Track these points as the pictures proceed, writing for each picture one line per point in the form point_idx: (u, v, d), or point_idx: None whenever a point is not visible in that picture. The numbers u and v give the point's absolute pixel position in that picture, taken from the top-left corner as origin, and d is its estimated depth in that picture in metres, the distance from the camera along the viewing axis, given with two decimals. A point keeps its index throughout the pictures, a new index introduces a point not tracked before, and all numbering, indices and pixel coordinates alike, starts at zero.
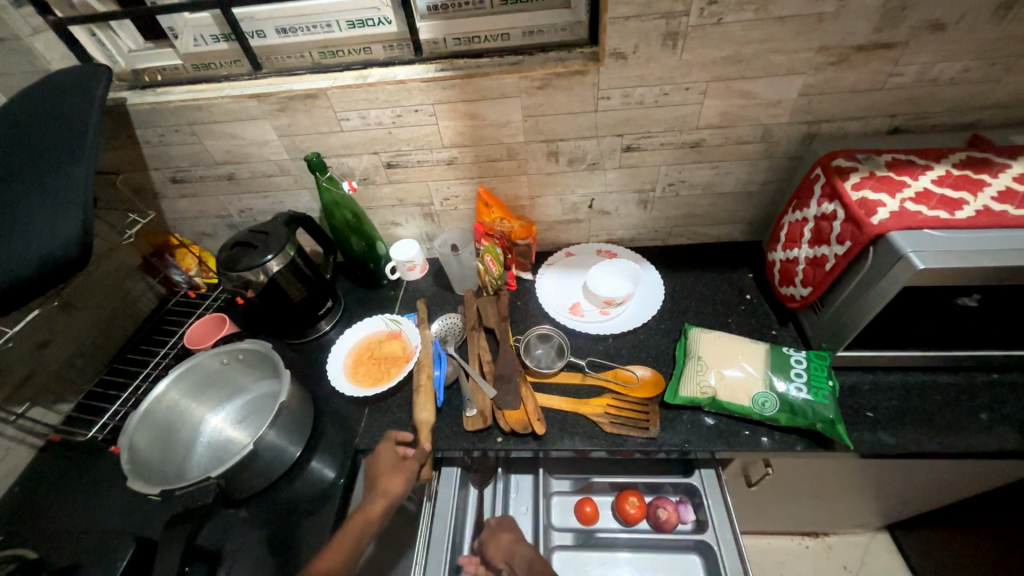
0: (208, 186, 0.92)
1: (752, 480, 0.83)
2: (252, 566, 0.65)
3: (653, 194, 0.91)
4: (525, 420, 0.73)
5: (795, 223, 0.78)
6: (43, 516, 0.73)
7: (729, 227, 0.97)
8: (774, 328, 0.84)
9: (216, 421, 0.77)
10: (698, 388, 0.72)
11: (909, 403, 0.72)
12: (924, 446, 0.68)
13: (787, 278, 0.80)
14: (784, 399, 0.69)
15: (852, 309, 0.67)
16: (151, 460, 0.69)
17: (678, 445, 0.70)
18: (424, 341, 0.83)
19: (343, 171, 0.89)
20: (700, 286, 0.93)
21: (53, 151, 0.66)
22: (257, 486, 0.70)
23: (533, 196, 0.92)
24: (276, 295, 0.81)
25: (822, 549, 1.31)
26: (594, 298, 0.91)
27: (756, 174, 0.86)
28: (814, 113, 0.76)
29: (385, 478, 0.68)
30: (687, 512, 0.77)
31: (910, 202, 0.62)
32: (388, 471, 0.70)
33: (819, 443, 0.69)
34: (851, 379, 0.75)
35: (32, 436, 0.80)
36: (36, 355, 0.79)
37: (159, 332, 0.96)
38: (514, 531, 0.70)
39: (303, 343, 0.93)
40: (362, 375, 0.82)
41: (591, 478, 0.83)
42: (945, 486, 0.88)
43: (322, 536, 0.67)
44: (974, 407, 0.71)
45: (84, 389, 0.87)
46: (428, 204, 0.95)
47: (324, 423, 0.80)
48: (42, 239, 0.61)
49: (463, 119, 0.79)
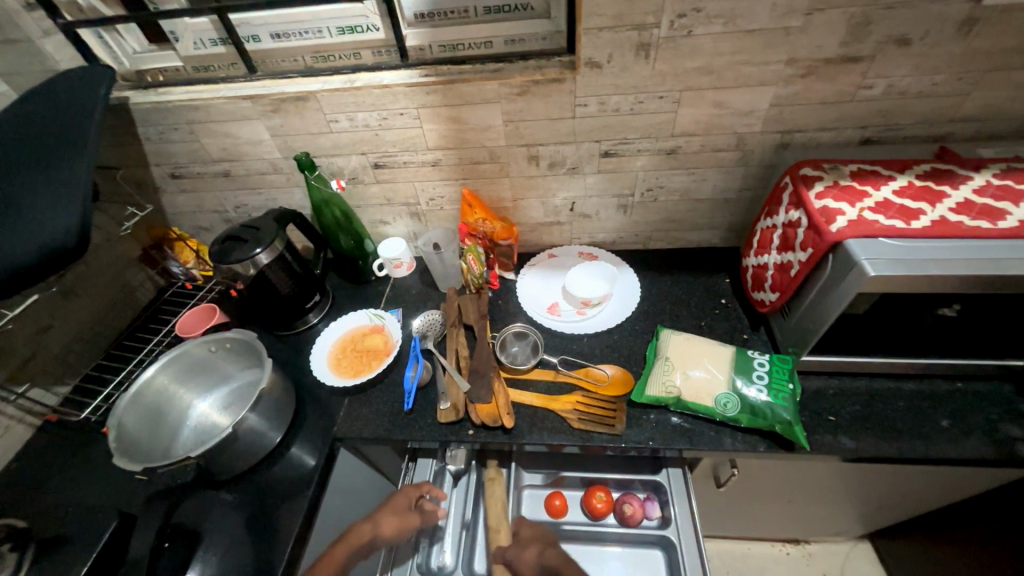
0: (206, 182, 0.97)
1: (722, 482, 0.83)
2: (230, 546, 0.68)
3: (632, 199, 0.93)
4: (496, 414, 0.76)
5: (766, 229, 0.79)
6: (34, 491, 0.76)
7: (708, 233, 0.99)
8: (745, 332, 0.86)
9: (202, 407, 0.81)
10: (664, 388, 0.74)
11: (870, 408, 0.73)
12: (884, 451, 0.69)
13: (758, 282, 0.81)
14: (746, 400, 0.71)
15: (815, 312, 0.69)
16: (139, 439, 0.72)
17: (644, 442, 0.72)
18: (495, 498, 0.77)
19: (333, 170, 0.92)
20: (676, 290, 0.95)
21: (57, 144, 0.70)
22: (237, 468, 0.74)
23: (516, 198, 0.95)
24: (266, 288, 0.85)
25: (802, 556, 1.32)
26: (572, 299, 0.94)
27: (732, 181, 0.88)
28: (786, 123, 0.78)
29: (389, 518, 0.70)
30: (653, 508, 0.79)
31: (869, 211, 0.64)
32: (375, 515, 0.71)
33: (780, 445, 0.70)
34: (816, 384, 0.77)
35: (30, 416, 0.83)
36: (37, 338, 0.83)
37: (155, 321, 1.01)
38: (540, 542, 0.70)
39: (291, 334, 0.96)
40: (344, 366, 0.85)
41: (561, 472, 0.84)
42: (916, 492, 0.89)
43: (297, 521, 0.70)
44: (936, 414, 0.72)
45: (80, 372, 0.91)
46: (414, 204, 0.98)
47: (307, 411, 0.83)
48: (42, 227, 0.65)
49: (447, 123, 0.83)
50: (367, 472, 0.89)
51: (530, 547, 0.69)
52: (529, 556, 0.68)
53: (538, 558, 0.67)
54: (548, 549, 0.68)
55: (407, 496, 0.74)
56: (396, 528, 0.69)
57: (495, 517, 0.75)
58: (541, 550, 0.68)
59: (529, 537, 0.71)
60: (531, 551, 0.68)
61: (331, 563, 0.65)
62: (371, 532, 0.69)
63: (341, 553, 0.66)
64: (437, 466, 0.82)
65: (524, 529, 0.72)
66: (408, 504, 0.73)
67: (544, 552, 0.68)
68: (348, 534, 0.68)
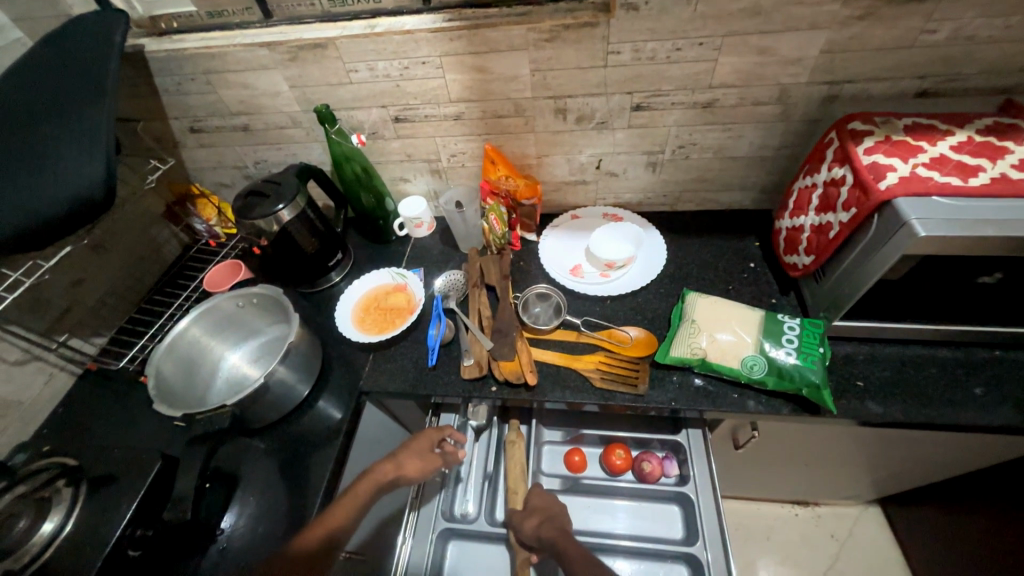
0: (225, 136, 0.95)
1: (740, 443, 0.85)
2: (266, 489, 0.72)
3: (662, 156, 0.89)
4: (519, 371, 0.76)
5: (805, 189, 0.76)
6: (79, 434, 0.80)
7: (739, 194, 0.95)
8: (774, 297, 0.84)
9: (232, 358, 0.83)
10: (689, 349, 0.73)
11: (902, 374, 0.72)
12: (912, 417, 0.68)
13: (792, 245, 0.79)
14: (773, 362, 0.69)
15: (852, 276, 0.66)
16: (175, 386, 0.74)
17: (666, 402, 0.73)
18: (515, 459, 0.79)
19: (353, 124, 0.90)
20: (704, 253, 0.93)
21: (76, 93, 0.69)
22: (269, 418, 0.77)
23: (540, 155, 0.91)
24: (289, 245, 0.85)
25: (810, 517, 1.34)
26: (596, 261, 0.92)
27: (771, 138, 0.84)
28: (836, 72, 0.73)
29: (412, 460, 0.73)
30: (671, 467, 0.80)
31: (923, 167, 0.60)
32: (399, 455, 0.73)
33: (805, 408, 0.69)
34: (846, 349, 0.75)
35: (71, 364, 0.86)
36: (72, 290, 0.85)
37: (182, 277, 1.02)
38: (542, 514, 0.71)
39: (314, 292, 0.97)
40: (368, 324, 0.86)
41: (581, 430, 0.86)
42: (938, 460, 0.88)
43: (326, 468, 0.73)
44: (971, 381, 0.70)
45: (115, 325, 0.94)
46: (435, 160, 0.96)
47: (333, 365, 0.85)
48: (70, 179, 0.65)
49: (471, 73, 0.79)
50: (391, 425, 0.92)
51: (533, 518, 0.70)
52: (529, 528, 0.69)
53: (539, 529, 0.69)
54: (547, 523, 0.69)
55: (429, 438, 0.76)
56: (419, 470, 0.73)
57: (514, 476, 0.78)
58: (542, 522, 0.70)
59: (537, 506, 0.72)
60: (532, 521, 0.70)
61: (359, 497, 0.67)
62: (394, 471, 0.71)
63: (366, 488, 0.69)
64: (460, 417, 0.85)
65: (535, 499, 0.74)
66: (430, 446, 0.76)
67: (544, 526, 0.69)
68: (370, 473, 0.71)
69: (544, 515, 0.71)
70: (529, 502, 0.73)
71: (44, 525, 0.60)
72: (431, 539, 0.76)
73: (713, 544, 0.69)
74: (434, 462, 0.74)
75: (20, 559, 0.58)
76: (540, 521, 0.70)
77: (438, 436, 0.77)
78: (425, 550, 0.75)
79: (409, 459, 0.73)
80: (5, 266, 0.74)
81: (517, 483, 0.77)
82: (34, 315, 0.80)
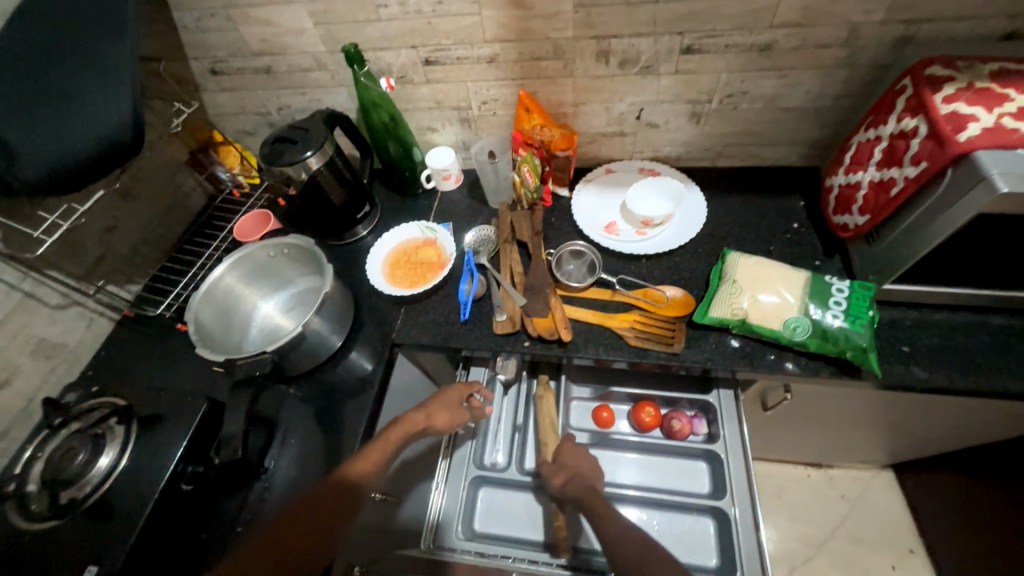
0: (247, 79, 0.91)
1: (769, 405, 0.84)
2: (305, 434, 0.75)
3: (707, 106, 0.84)
4: (553, 327, 0.76)
5: (865, 142, 0.71)
6: (122, 377, 0.83)
7: (787, 149, 0.90)
8: (818, 259, 0.80)
9: (266, 308, 0.84)
10: (729, 310, 0.71)
11: (949, 340, 0.70)
12: (958, 384, 0.66)
13: (844, 204, 0.74)
14: (818, 325, 0.67)
15: (912, 236, 0.63)
16: (214, 332, 0.75)
17: (701, 362, 0.72)
18: (546, 411, 0.80)
19: (381, 66, 0.85)
20: (745, 211, 0.89)
21: (94, 25, 0.65)
22: (305, 366, 0.78)
23: (577, 102, 0.86)
24: (318, 194, 0.83)
25: (823, 479, 1.36)
26: (631, 218, 0.88)
27: (830, 86, 0.77)
28: (915, 10, 0.66)
29: (441, 413, 0.74)
30: (700, 425, 0.80)
31: (1009, 117, 0.55)
32: (428, 407, 0.74)
33: (845, 370, 0.68)
34: (892, 314, 0.73)
35: (109, 310, 0.87)
36: (106, 237, 0.85)
37: (210, 227, 1.01)
38: (570, 469, 0.72)
39: (341, 245, 0.96)
40: (399, 277, 0.85)
41: (610, 387, 0.86)
42: (970, 428, 0.87)
43: (361, 416, 0.75)
44: (1023, 350, 0.68)
45: (149, 273, 0.94)
46: (465, 108, 0.91)
47: (364, 318, 0.85)
48: (96, 119, 0.64)
49: (509, 9, 0.73)
50: (420, 377, 0.93)
51: (560, 474, 0.72)
52: (557, 482, 0.72)
53: (569, 479, 0.71)
54: (574, 480, 0.70)
55: (458, 393, 0.76)
56: (448, 422, 0.74)
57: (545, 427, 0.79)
58: (568, 479, 0.71)
59: (567, 463, 0.73)
60: (559, 477, 0.72)
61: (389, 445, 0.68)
62: (424, 421, 0.72)
63: (398, 434, 0.69)
64: (490, 372, 0.85)
65: (565, 455, 0.74)
66: (458, 400, 0.76)
67: (571, 483, 0.70)
68: (401, 421, 0.71)
69: (572, 473, 0.71)
70: (559, 458, 0.74)
71: (101, 460, 0.63)
72: (463, 493, 0.78)
73: (741, 499, 0.70)
74: (461, 417, 0.74)
75: (83, 488, 0.61)
76: (568, 476, 0.71)
77: (467, 391, 0.77)
78: (458, 497, 0.78)
79: (437, 413, 0.74)
80: (44, 210, 0.74)
81: (548, 435, 0.78)
82: (70, 262, 0.80)
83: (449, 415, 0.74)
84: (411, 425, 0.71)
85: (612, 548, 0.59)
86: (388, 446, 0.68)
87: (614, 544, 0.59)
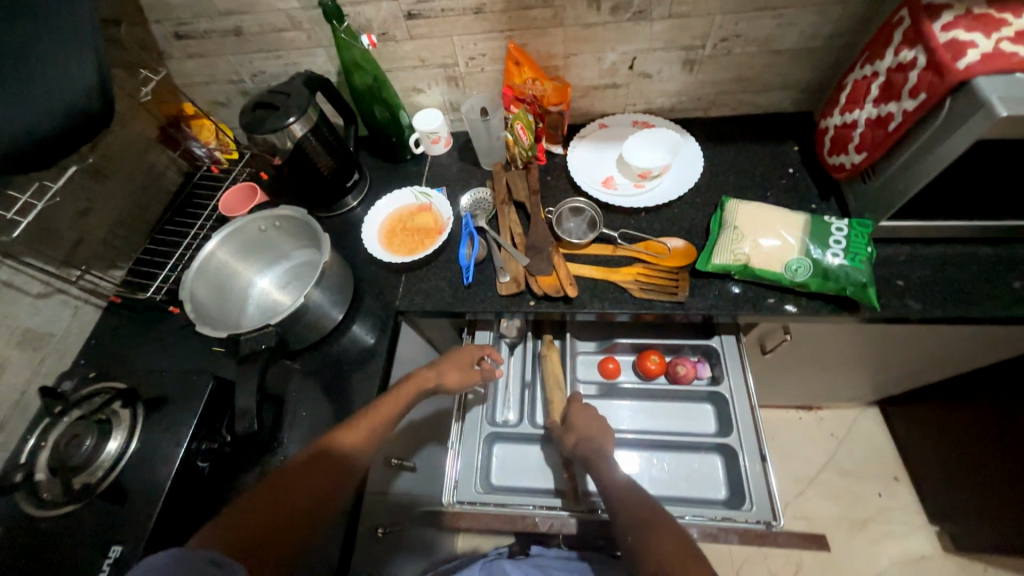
0: (215, 43, 0.85)
1: (768, 347, 0.87)
2: (314, 406, 0.74)
3: (701, 52, 0.82)
4: (558, 285, 0.76)
5: (862, 80, 0.70)
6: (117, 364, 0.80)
7: (779, 95, 0.89)
8: (814, 202, 0.81)
9: (262, 283, 0.81)
10: (732, 255, 0.72)
11: (941, 272, 0.72)
12: (949, 313, 0.69)
13: (840, 145, 0.75)
14: (818, 264, 0.69)
15: (909, 171, 0.63)
16: (212, 309, 0.73)
17: (705, 309, 0.73)
18: (552, 360, 0.82)
19: (361, 23, 0.81)
20: (740, 160, 0.88)
21: None
22: (309, 339, 0.77)
23: (568, 54, 0.83)
24: (305, 163, 0.80)
25: (813, 420, 1.43)
26: (629, 172, 0.87)
27: (823, 25, 0.76)
28: None
29: (452, 370, 0.74)
30: (704, 369, 0.82)
31: (1007, 41, 0.54)
32: (440, 365, 0.73)
33: (844, 307, 0.70)
34: (887, 252, 0.74)
35: (94, 297, 0.84)
36: (80, 220, 0.81)
37: (191, 206, 0.97)
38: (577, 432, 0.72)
39: (332, 216, 0.93)
40: (397, 245, 0.83)
41: (614, 339, 0.87)
42: (954, 358, 0.91)
43: (372, 384, 0.75)
44: (1009, 276, 0.71)
45: (132, 257, 0.90)
46: (452, 65, 0.87)
47: (364, 289, 0.83)
48: (60, 87, 0.60)
49: None
50: (424, 346, 0.93)
51: (573, 434, 0.72)
52: (569, 442, 0.71)
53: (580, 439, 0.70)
54: (588, 442, 0.70)
55: (470, 353, 0.77)
56: (459, 380, 0.74)
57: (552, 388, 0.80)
58: (581, 439, 0.70)
59: (577, 425, 0.72)
60: (571, 437, 0.72)
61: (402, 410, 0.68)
62: (435, 378, 0.72)
63: (409, 390, 0.69)
64: (495, 336, 0.86)
65: (577, 415, 0.73)
66: (470, 361, 0.76)
67: (582, 445, 0.70)
68: (412, 377, 0.71)
69: (581, 434, 0.71)
70: (571, 418, 0.73)
71: (110, 444, 0.62)
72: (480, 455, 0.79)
73: (746, 433, 0.74)
74: (473, 376, 0.75)
75: (95, 473, 0.61)
76: (580, 438, 0.71)
77: (480, 353, 0.77)
78: (475, 455, 0.79)
79: (449, 371, 0.74)
80: (16, 188, 0.71)
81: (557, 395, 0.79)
82: (46, 247, 0.76)
83: (461, 372, 0.75)
84: (418, 385, 0.70)
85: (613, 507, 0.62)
86: (395, 414, 0.66)
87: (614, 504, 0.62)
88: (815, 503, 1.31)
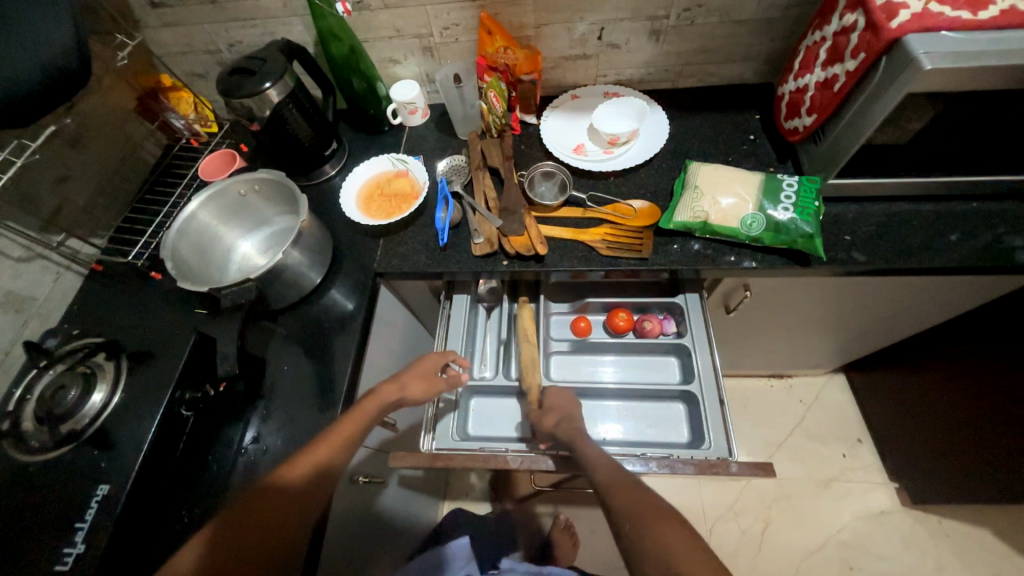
0: (191, 12, 0.86)
1: (731, 306, 0.91)
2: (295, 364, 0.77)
3: (665, 23, 0.85)
4: (529, 244, 0.79)
5: (813, 46, 0.75)
6: None
7: (741, 66, 0.93)
8: (772, 166, 0.86)
9: (244, 247, 0.84)
10: (692, 213, 0.76)
11: (885, 227, 0.77)
12: (891, 263, 0.74)
13: (794, 108, 0.79)
14: (771, 219, 0.73)
15: (852, 129, 0.68)
16: (194, 265, 0.76)
17: (667, 265, 0.77)
18: (524, 316, 0.85)
19: None
20: (705, 128, 0.93)
21: None
22: (289, 299, 0.79)
23: (539, 24, 0.86)
24: (283, 130, 0.82)
25: (784, 387, 1.49)
26: (599, 139, 0.91)
27: None
28: None
29: (416, 382, 0.73)
30: (669, 325, 0.87)
31: (936, 2, 0.58)
32: (404, 378, 0.73)
33: (796, 260, 0.75)
34: (837, 210, 0.79)
35: (77, 264, 0.85)
36: (60, 187, 0.82)
37: (171, 176, 0.98)
38: (563, 411, 0.75)
39: (311, 185, 0.95)
40: (375, 210, 0.86)
41: (586, 299, 0.91)
42: (906, 316, 0.97)
43: (351, 343, 0.77)
44: (947, 230, 0.76)
45: (112, 226, 0.91)
46: (427, 35, 0.90)
47: (343, 253, 0.86)
48: (37, 46, 0.62)
49: None
50: (402, 310, 0.96)
51: (551, 415, 0.74)
52: (548, 424, 0.73)
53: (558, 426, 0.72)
54: (565, 419, 0.73)
55: (434, 361, 0.76)
56: (422, 391, 0.73)
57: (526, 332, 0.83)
58: (560, 419, 0.73)
59: (555, 406, 0.75)
60: (551, 418, 0.74)
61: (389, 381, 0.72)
62: (398, 392, 0.72)
63: (373, 405, 0.69)
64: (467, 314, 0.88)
65: (554, 398, 0.77)
66: (434, 369, 0.76)
67: (562, 424, 0.72)
68: (375, 393, 0.70)
69: (560, 414, 0.74)
70: (548, 400, 0.76)
71: (95, 396, 0.65)
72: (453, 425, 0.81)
73: (706, 379, 0.78)
74: (437, 385, 0.75)
75: (81, 421, 0.63)
76: (560, 416, 0.74)
77: (444, 359, 0.77)
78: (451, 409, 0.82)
79: (411, 382, 0.73)
80: None
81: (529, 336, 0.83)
82: (25, 212, 0.78)
83: (423, 380, 0.74)
84: (387, 391, 0.71)
85: (610, 494, 0.63)
86: (358, 433, 0.65)
87: (609, 490, 0.63)
88: (784, 464, 1.37)
